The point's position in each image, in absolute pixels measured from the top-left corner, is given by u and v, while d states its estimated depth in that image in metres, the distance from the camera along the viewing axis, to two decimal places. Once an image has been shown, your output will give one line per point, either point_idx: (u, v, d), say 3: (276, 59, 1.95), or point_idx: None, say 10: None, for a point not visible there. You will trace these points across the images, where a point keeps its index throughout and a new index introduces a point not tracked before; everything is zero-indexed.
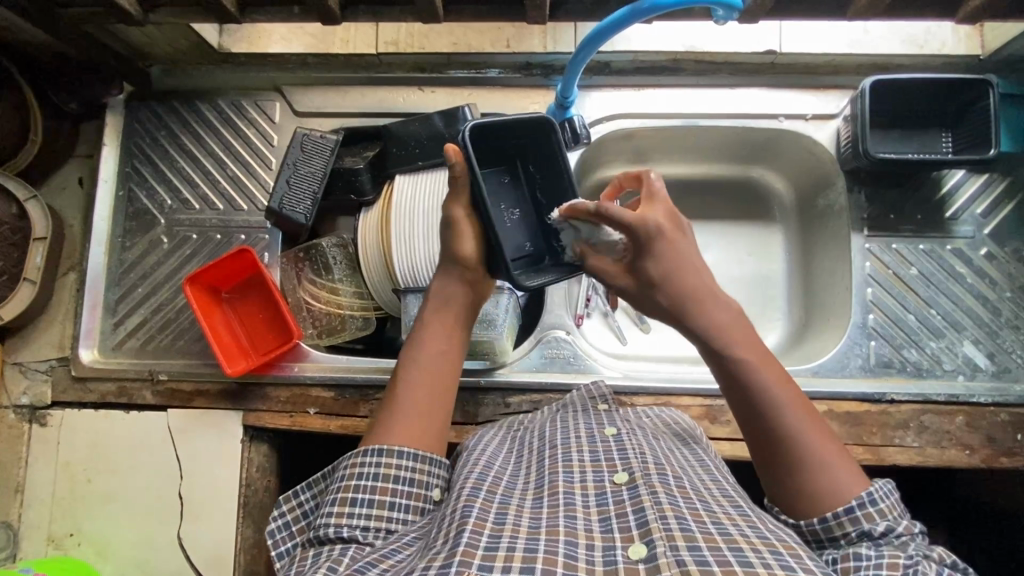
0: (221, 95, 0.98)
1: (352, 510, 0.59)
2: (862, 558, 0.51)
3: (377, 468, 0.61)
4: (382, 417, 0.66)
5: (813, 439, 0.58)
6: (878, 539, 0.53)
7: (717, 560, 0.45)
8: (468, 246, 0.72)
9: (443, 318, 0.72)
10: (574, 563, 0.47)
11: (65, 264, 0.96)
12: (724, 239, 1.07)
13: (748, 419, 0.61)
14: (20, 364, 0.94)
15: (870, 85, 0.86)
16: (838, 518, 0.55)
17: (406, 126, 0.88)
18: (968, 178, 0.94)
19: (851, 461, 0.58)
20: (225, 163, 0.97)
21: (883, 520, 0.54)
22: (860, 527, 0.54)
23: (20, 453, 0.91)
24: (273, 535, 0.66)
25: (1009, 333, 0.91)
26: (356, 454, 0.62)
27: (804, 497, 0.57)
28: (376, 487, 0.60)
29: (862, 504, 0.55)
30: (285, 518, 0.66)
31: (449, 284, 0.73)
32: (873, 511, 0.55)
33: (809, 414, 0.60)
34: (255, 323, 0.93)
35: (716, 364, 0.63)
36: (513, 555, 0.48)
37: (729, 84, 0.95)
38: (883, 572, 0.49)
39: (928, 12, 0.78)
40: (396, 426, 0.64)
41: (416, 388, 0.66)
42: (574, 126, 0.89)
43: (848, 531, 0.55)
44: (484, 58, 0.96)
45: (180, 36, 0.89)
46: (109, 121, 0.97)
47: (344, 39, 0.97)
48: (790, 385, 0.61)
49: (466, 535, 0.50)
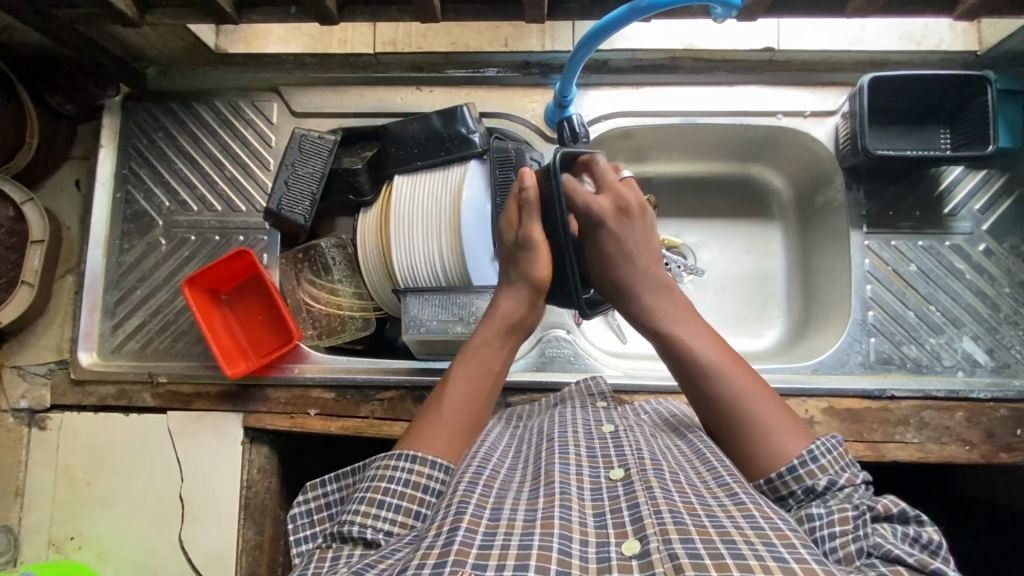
0: (218, 96, 0.98)
1: (378, 513, 0.58)
2: (814, 518, 0.53)
3: (408, 475, 0.60)
4: (423, 419, 0.67)
5: (754, 400, 0.62)
6: (823, 494, 0.55)
7: (710, 552, 0.46)
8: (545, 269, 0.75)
9: (502, 340, 0.74)
10: (568, 560, 0.47)
11: (62, 268, 0.96)
12: (722, 237, 1.07)
13: (694, 392, 0.65)
14: (18, 367, 0.93)
15: (868, 82, 0.86)
16: (783, 478, 0.57)
17: (404, 126, 0.88)
18: (965, 174, 0.94)
19: (796, 424, 0.61)
20: (223, 165, 0.97)
21: (826, 475, 0.56)
22: (804, 484, 0.56)
23: (19, 457, 0.90)
24: (294, 520, 0.66)
25: (1008, 329, 0.91)
26: (390, 456, 0.62)
27: (756, 459, 0.59)
28: (405, 494, 0.59)
29: (804, 462, 0.57)
30: (308, 506, 0.67)
31: (515, 305, 0.75)
32: (814, 468, 0.57)
33: (756, 386, 0.63)
34: (255, 326, 0.93)
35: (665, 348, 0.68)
36: (507, 553, 0.48)
37: (727, 82, 0.95)
38: (836, 532, 0.51)
39: (925, 9, 0.78)
40: (438, 432, 0.65)
41: (464, 399, 0.68)
42: (572, 125, 0.89)
43: (794, 490, 0.56)
44: (482, 58, 0.96)
45: (175, 37, 0.89)
46: (105, 124, 0.97)
47: (341, 40, 0.96)
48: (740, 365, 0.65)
49: (460, 532, 0.50)
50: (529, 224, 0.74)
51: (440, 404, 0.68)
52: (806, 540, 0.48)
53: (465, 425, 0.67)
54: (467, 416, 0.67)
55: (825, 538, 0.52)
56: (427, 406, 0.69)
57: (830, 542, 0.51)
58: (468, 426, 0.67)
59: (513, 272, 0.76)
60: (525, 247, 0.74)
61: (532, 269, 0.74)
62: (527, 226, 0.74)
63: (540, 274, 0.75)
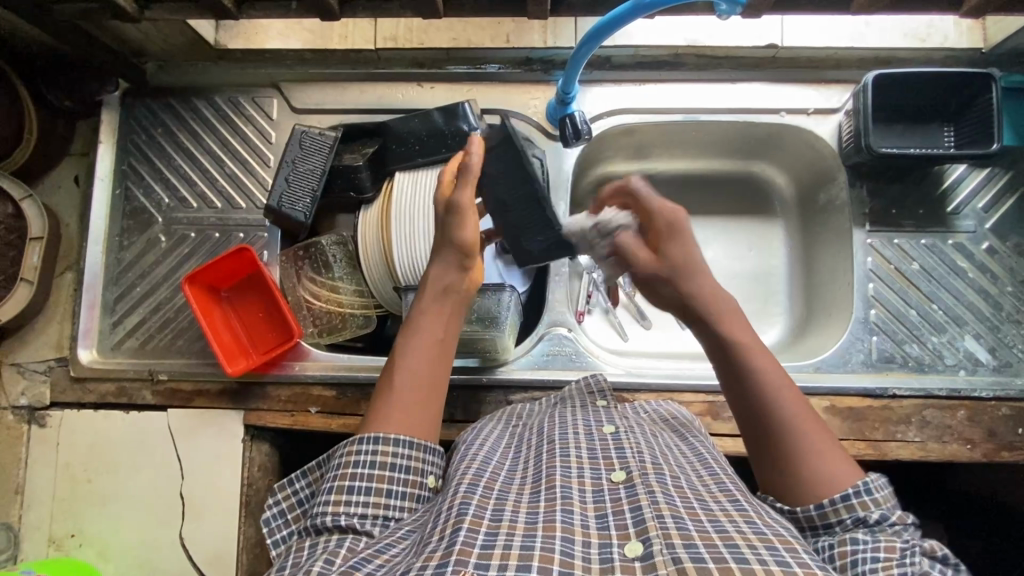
0: (218, 91, 0.97)
1: (349, 498, 0.59)
2: (858, 543, 0.53)
3: (373, 456, 0.60)
4: (379, 405, 0.65)
5: (809, 434, 0.60)
6: (872, 526, 0.55)
7: (715, 557, 0.45)
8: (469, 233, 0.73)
9: (440, 306, 0.72)
10: (570, 561, 0.47)
11: (61, 264, 0.95)
12: (725, 234, 1.06)
13: (746, 409, 0.63)
14: (18, 365, 0.93)
15: (872, 80, 0.86)
16: (834, 504, 0.56)
17: (406, 122, 0.88)
18: (968, 172, 0.94)
19: (843, 454, 0.60)
20: (222, 161, 0.96)
21: (878, 509, 0.55)
22: (855, 514, 0.55)
23: (19, 455, 0.90)
24: (269, 522, 0.66)
25: (1010, 327, 0.91)
26: (352, 441, 0.62)
27: (798, 484, 0.58)
28: (373, 476, 0.60)
29: (858, 492, 0.56)
30: (280, 506, 0.66)
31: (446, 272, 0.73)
32: (868, 500, 0.56)
33: (812, 418, 0.61)
34: (254, 323, 0.92)
35: (721, 362, 0.66)
36: (510, 553, 0.48)
37: (730, 79, 0.94)
38: (880, 558, 0.51)
39: (931, 6, 0.77)
40: (394, 414, 0.64)
41: (413, 372, 0.66)
42: (574, 122, 0.89)
43: (842, 518, 0.56)
44: (484, 54, 0.95)
45: (175, 33, 0.88)
46: (103, 120, 0.96)
47: (341, 35, 0.95)
48: (795, 394, 0.62)
49: (463, 533, 0.49)
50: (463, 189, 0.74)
51: (390, 387, 0.66)
52: (806, 546, 0.48)
53: (413, 398, 0.65)
54: (419, 388, 0.66)
55: (867, 562, 0.51)
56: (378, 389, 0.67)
57: (871, 566, 0.50)
58: (426, 397, 0.66)
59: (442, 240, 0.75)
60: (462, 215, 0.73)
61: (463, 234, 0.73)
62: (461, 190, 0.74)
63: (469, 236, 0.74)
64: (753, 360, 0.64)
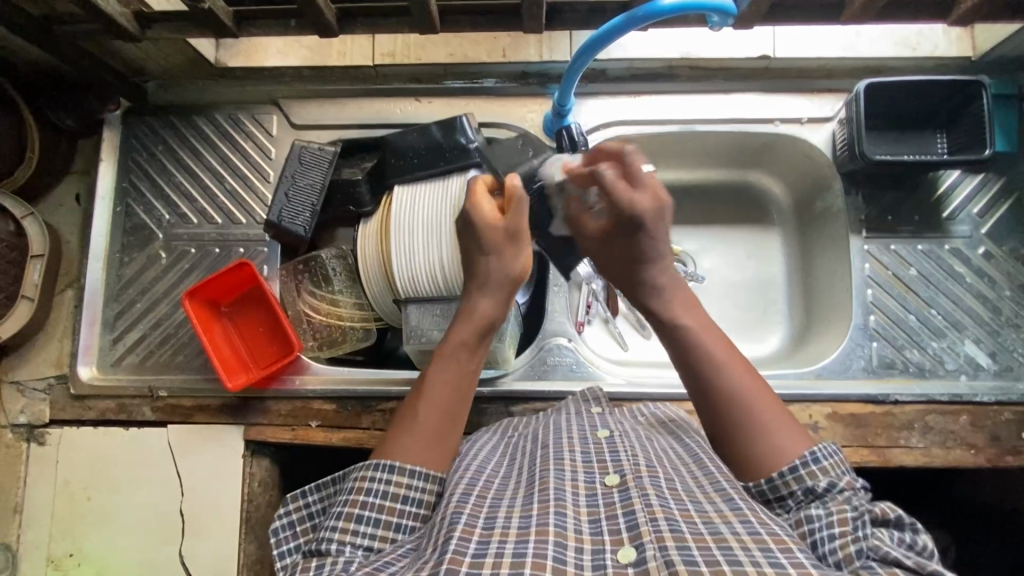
0: (218, 109, 0.98)
1: (356, 528, 0.57)
2: (814, 519, 0.52)
3: (387, 486, 0.59)
4: (397, 434, 0.64)
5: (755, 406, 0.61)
6: (823, 496, 0.54)
7: (707, 560, 0.45)
8: (523, 263, 0.73)
9: (468, 348, 0.70)
10: (562, 568, 0.47)
11: (62, 281, 0.96)
12: (723, 244, 1.07)
13: (694, 383, 0.64)
14: (18, 383, 0.93)
15: (864, 89, 0.87)
16: (784, 477, 0.56)
17: (403, 137, 0.89)
18: (963, 178, 0.94)
19: (795, 427, 0.60)
20: (223, 177, 0.97)
21: (827, 477, 0.55)
22: (805, 485, 0.55)
23: (18, 474, 0.90)
24: (276, 533, 0.64)
25: (1010, 332, 0.91)
26: (368, 467, 0.60)
27: (749, 459, 0.59)
28: (384, 506, 0.58)
29: (805, 463, 0.56)
30: (289, 518, 0.64)
31: (485, 306, 0.72)
32: (815, 470, 0.56)
33: (759, 392, 0.62)
34: (254, 338, 0.92)
35: (664, 337, 0.68)
36: (501, 562, 0.47)
37: (724, 90, 0.95)
38: (835, 532, 0.50)
39: (919, 14, 0.78)
40: (414, 442, 0.63)
41: (447, 391, 0.67)
42: (571, 134, 0.90)
43: (794, 490, 0.56)
44: (481, 69, 0.96)
45: (176, 52, 0.89)
46: (105, 138, 0.97)
47: (340, 52, 0.96)
48: (750, 375, 0.63)
49: (454, 542, 0.50)
50: (518, 214, 0.72)
51: (415, 415, 0.65)
52: (802, 544, 0.48)
53: (437, 429, 0.64)
54: (447, 416, 0.65)
55: (827, 539, 0.51)
56: (402, 410, 0.66)
57: (829, 544, 0.50)
58: (445, 431, 0.64)
59: (493, 279, 0.72)
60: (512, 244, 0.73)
61: (515, 261, 0.73)
62: (515, 218, 0.72)
63: (517, 269, 0.73)
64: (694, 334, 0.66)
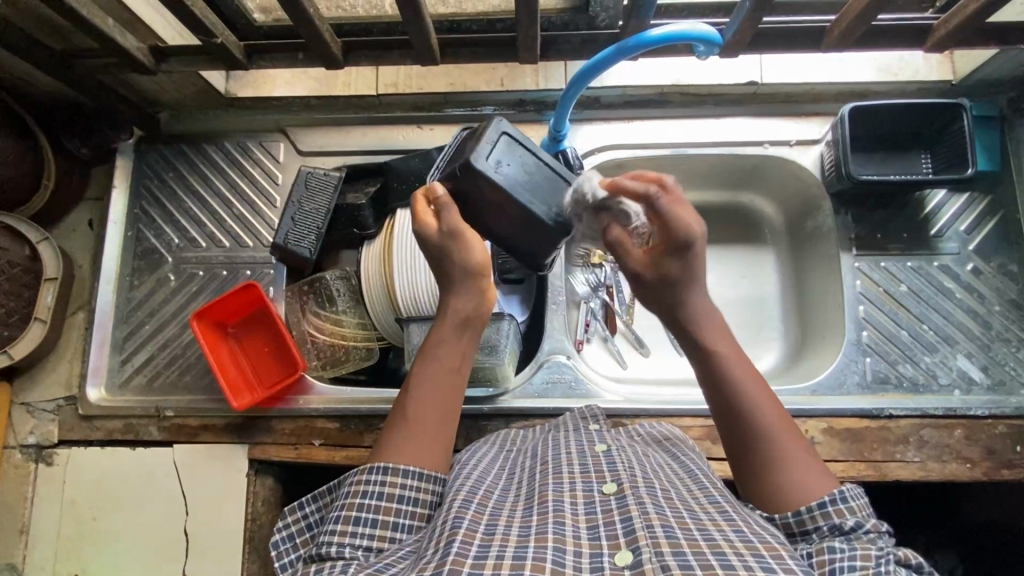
0: (227, 137, 1.02)
1: (355, 529, 0.58)
2: (836, 551, 0.52)
3: (382, 488, 0.60)
4: (389, 437, 0.65)
5: (787, 443, 0.61)
6: (847, 533, 0.54)
7: (702, 563, 0.47)
8: (478, 253, 0.70)
9: (450, 345, 0.70)
10: (561, 570, 0.48)
11: (74, 304, 0.99)
12: (717, 263, 1.09)
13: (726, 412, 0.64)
14: (27, 404, 0.95)
15: (849, 112, 0.90)
16: (811, 512, 0.56)
17: (406, 162, 0.92)
18: (948, 199, 0.97)
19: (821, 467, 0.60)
20: (231, 203, 1.00)
21: (852, 516, 0.55)
22: (831, 521, 0.55)
23: (25, 494, 0.91)
24: (276, 547, 0.65)
25: (1000, 346, 0.93)
26: (362, 471, 0.61)
27: (777, 491, 0.59)
28: (380, 507, 0.59)
29: (832, 500, 0.56)
30: (289, 530, 0.66)
31: (466, 303, 0.71)
32: (843, 508, 0.56)
33: (788, 431, 0.62)
34: (259, 359, 0.94)
35: (699, 364, 0.67)
36: (502, 563, 0.49)
37: (713, 115, 0.99)
38: (857, 566, 0.50)
39: (898, 41, 0.82)
40: (406, 443, 0.64)
41: (434, 392, 0.67)
42: (567, 157, 0.92)
43: (820, 525, 0.56)
44: (480, 96, 1.00)
45: (189, 84, 0.93)
46: (118, 166, 1.01)
47: (344, 83, 0.99)
48: (779, 412, 0.63)
49: (455, 545, 0.51)
50: (452, 214, 0.69)
51: (403, 416, 0.66)
52: (792, 550, 0.49)
53: (427, 428, 0.65)
54: (435, 412, 0.66)
55: (846, 570, 0.50)
56: (393, 412, 0.67)
57: (849, 574, 0.50)
58: (434, 428, 0.65)
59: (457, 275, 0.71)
60: (456, 240, 0.70)
61: (469, 255, 0.70)
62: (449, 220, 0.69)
63: (475, 262, 0.71)
64: (731, 366, 0.65)
